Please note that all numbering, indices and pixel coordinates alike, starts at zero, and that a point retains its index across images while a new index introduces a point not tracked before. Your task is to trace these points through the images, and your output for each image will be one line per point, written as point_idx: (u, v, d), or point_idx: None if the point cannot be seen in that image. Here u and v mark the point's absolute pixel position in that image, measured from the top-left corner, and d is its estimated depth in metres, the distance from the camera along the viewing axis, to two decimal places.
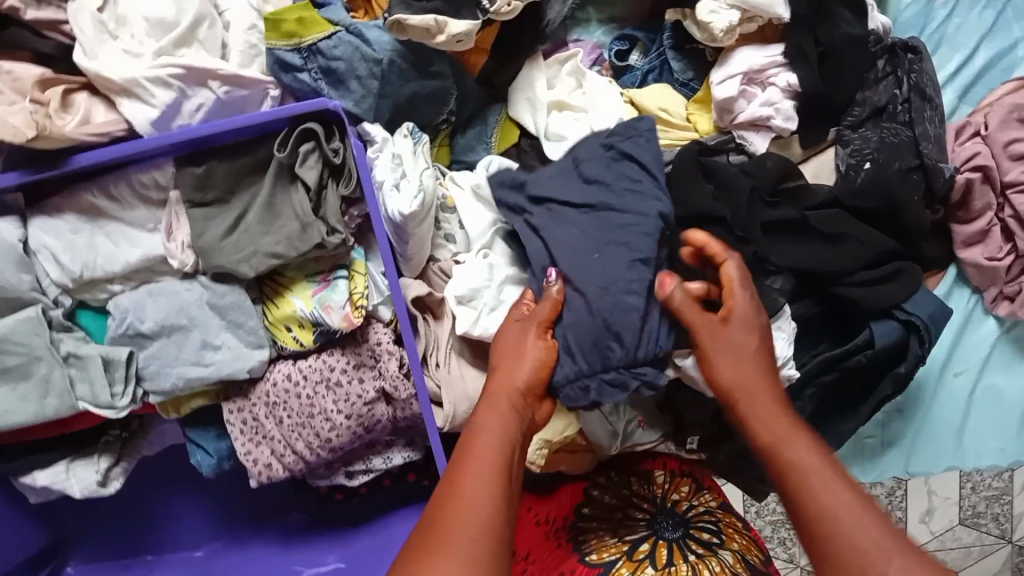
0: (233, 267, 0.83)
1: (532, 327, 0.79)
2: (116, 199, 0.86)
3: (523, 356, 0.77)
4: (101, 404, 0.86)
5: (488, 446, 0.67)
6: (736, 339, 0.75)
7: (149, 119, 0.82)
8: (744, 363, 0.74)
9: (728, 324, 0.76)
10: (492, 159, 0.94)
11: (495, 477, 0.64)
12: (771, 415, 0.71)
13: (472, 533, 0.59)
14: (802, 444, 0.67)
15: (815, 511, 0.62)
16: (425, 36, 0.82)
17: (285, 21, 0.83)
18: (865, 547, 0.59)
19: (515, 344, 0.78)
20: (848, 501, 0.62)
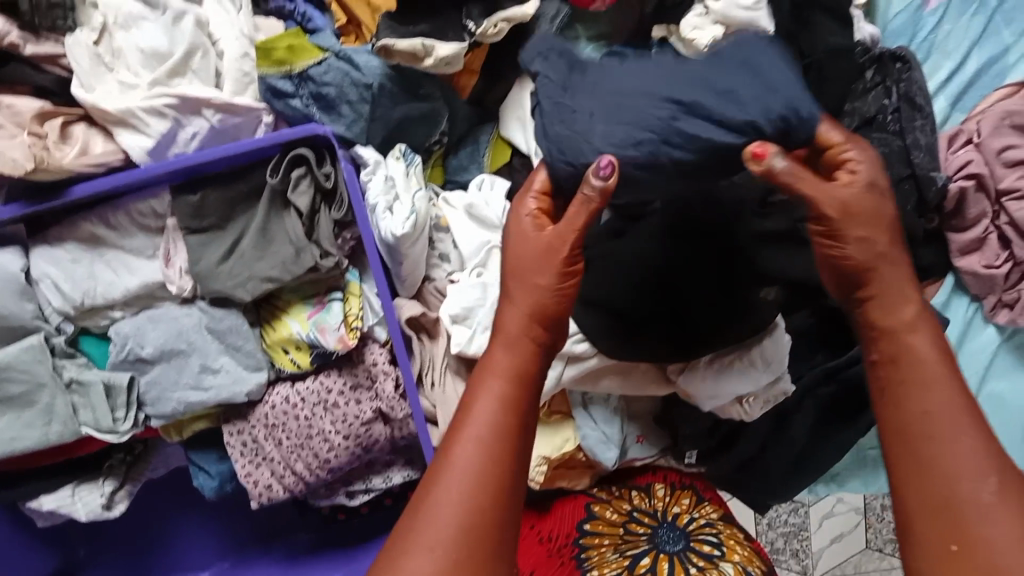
0: (229, 291, 0.85)
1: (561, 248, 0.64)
2: (115, 228, 0.87)
3: (540, 273, 0.64)
4: (104, 428, 0.88)
5: (481, 415, 0.61)
6: (858, 230, 0.61)
7: (145, 148, 0.84)
8: (871, 235, 0.61)
9: (854, 201, 0.61)
10: (485, 179, 0.95)
11: (497, 439, 0.60)
12: (893, 301, 0.62)
13: (456, 501, 0.59)
14: (924, 339, 0.61)
15: (926, 418, 0.58)
16: (413, 61, 0.83)
17: (276, 49, 0.87)
18: (961, 464, 0.57)
19: (531, 262, 0.65)
20: (956, 418, 0.58)
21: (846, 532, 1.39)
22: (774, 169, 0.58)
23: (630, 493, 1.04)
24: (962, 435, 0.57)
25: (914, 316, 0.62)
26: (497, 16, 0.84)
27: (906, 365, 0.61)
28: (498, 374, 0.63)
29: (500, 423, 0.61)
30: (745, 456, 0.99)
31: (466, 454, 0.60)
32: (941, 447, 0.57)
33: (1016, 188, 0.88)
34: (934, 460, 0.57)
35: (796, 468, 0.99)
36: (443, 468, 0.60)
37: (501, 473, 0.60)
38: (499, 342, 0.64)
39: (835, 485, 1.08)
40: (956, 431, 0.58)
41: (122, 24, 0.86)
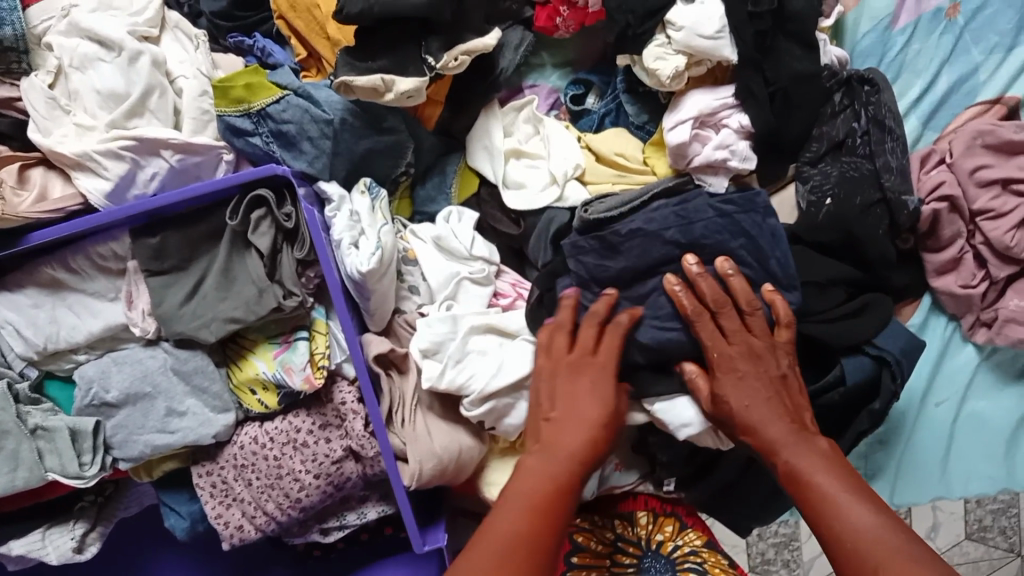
0: (192, 333, 0.84)
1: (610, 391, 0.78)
2: (76, 272, 0.86)
3: (585, 408, 0.76)
4: (70, 474, 0.86)
5: (524, 484, 0.71)
6: (744, 420, 0.76)
7: (103, 192, 0.82)
8: (739, 401, 0.76)
9: (724, 392, 0.77)
10: (453, 210, 0.94)
11: (534, 516, 0.68)
12: (790, 450, 0.73)
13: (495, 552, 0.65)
14: (803, 450, 0.73)
15: (822, 517, 0.68)
16: (375, 95, 0.81)
17: (234, 87, 0.84)
18: (882, 544, 0.63)
19: (579, 395, 0.77)
20: (855, 507, 0.66)
21: None
22: (692, 379, 0.81)
23: (610, 522, 1.02)
24: (862, 517, 0.65)
25: (802, 445, 0.73)
26: (457, 49, 0.83)
27: (815, 485, 0.69)
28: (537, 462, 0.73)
29: (544, 492, 0.70)
30: (724, 482, 0.97)
31: (512, 505, 0.69)
32: (843, 533, 0.65)
33: (990, 208, 0.87)
34: (859, 546, 0.64)
35: (778, 492, 0.97)
36: (488, 522, 0.68)
37: (535, 542, 0.66)
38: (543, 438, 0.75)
39: None
40: (853, 508, 0.66)
41: (78, 66, 0.85)
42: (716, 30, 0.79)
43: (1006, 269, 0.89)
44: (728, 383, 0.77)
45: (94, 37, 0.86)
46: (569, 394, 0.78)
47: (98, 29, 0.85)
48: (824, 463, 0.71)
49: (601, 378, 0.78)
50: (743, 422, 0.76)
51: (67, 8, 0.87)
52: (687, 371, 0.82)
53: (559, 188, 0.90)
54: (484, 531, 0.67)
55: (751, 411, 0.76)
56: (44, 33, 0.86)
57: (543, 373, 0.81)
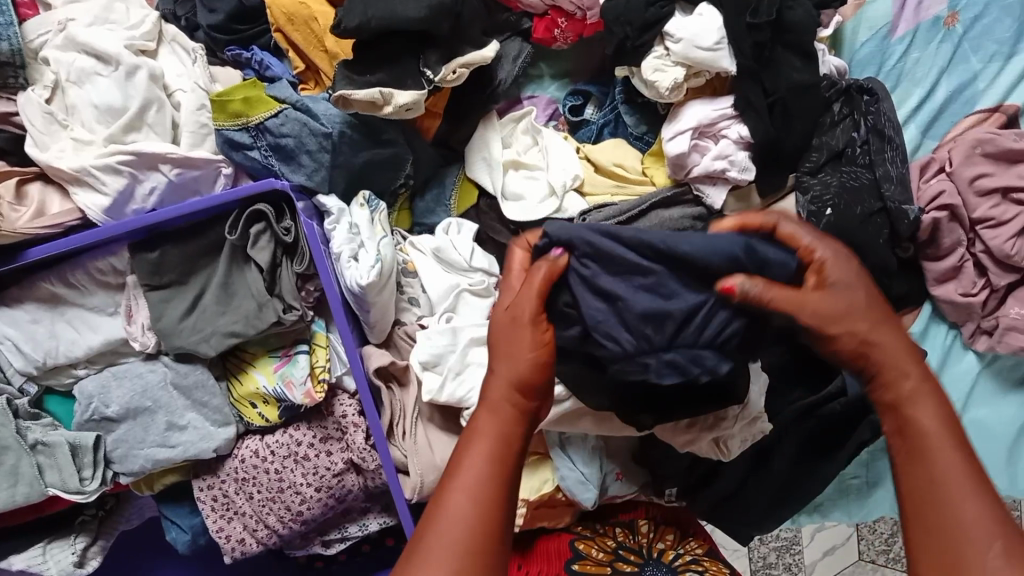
0: (192, 347, 0.84)
1: (529, 295, 0.64)
2: (75, 287, 0.86)
3: (515, 325, 0.63)
4: (71, 489, 0.86)
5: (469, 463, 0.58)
6: (838, 326, 0.62)
7: (102, 207, 0.82)
8: (853, 305, 0.62)
9: (831, 298, 0.62)
10: (452, 223, 0.94)
11: (491, 489, 0.57)
12: (894, 375, 0.61)
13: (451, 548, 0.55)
14: (922, 405, 0.60)
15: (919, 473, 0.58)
16: (373, 109, 0.81)
17: (232, 101, 0.84)
18: (964, 514, 0.55)
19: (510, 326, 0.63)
20: (954, 459, 0.57)
21: (838, 545, 1.36)
22: (748, 295, 0.60)
23: (612, 531, 1.00)
24: (949, 464, 0.57)
25: (914, 382, 0.61)
26: (455, 62, 0.83)
27: (905, 414, 0.60)
28: (486, 424, 0.60)
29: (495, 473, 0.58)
30: (725, 492, 0.97)
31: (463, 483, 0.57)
32: (947, 495, 0.56)
33: (990, 217, 0.87)
34: (944, 488, 0.56)
35: (780, 501, 0.97)
36: (439, 508, 0.56)
37: (497, 517, 0.57)
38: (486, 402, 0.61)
39: (819, 515, 1.06)
40: (958, 469, 0.57)
41: (76, 79, 0.85)
42: (714, 41, 0.79)
43: (1007, 277, 0.88)
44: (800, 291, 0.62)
45: (91, 52, 0.86)
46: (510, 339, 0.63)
47: (95, 44, 0.85)
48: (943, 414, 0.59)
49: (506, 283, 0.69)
50: (844, 322, 0.61)
51: (64, 23, 0.87)
52: (743, 291, 0.60)
53: (558, 200, 0.89)
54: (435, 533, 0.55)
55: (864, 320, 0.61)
56: (41, 47, 0.86)
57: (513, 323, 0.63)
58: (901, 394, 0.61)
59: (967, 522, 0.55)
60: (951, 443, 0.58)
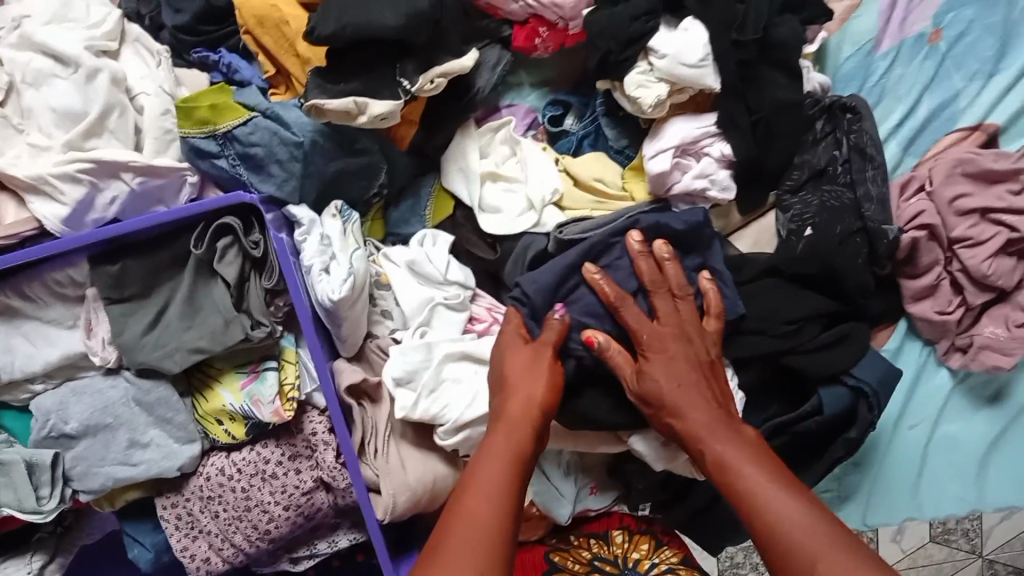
0: (155, 364, 0.80)
1: (547, 351, 0.76)
2: (31, 298, 0.82)
3: (534, 376, 0.75)
4: (26, 509, 0.83)
5: (491, 468, 0.67)
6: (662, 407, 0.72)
7: (59, 216, 0.78)
8: (663, 381, 0.72)
9: (651, 338, 0.75)
10: (427, 235, 0.92)
11: (505, 492, 0.65)
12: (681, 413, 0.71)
13: (477, 539, 0.60)
14: (723, 442, 0.68)
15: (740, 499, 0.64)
16: (347, 119, 0.78)
17: (199, 108, 0.81)
18: (805, 547, 0.58)
19: (522, 366, 0.76)
20: (785, 504, 0.61)
21: None
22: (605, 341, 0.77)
23: (585, 542, 0.97)
24: (769, 492, 0.62)
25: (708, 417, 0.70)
26: (432, 72, 0.80)
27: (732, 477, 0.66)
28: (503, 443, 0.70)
29: (511, 473, 0.67)
30: (697, 507, 0.95)
31: (487, 483, 0.65)
32: (785, 542, 0.59)
33: (968, 237, 0.87)
34: (760, 506, 0.62)
35: None
36: (461, 507, 0.63)
37: (510, 515, 0.64)
38: (505, 421, 0.72)
39: None
40: (776, 496, 0.62)
41: (31, 81, 0.81)
42: (699, 58, 0.77)
43: (983, 297, 0.88)
44: (667, 304, 0.78)
45: (49, 53, 0.82)
46: (525, 374, 0.75)
47: (53, 44, 0.81)
48: (765, 476, 0.64)
49: (512, 346, 0.78)
50: (660, 402, 0.73)
51: (18, 21, 0.83)
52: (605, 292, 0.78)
53: (536, 214, 0.87)
54: (458, 518, 0.62)
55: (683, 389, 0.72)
56: None
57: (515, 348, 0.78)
58: (706, 436, 0.69)
59: (790, 527, 0.59)
60: (756, 473, 0.64)
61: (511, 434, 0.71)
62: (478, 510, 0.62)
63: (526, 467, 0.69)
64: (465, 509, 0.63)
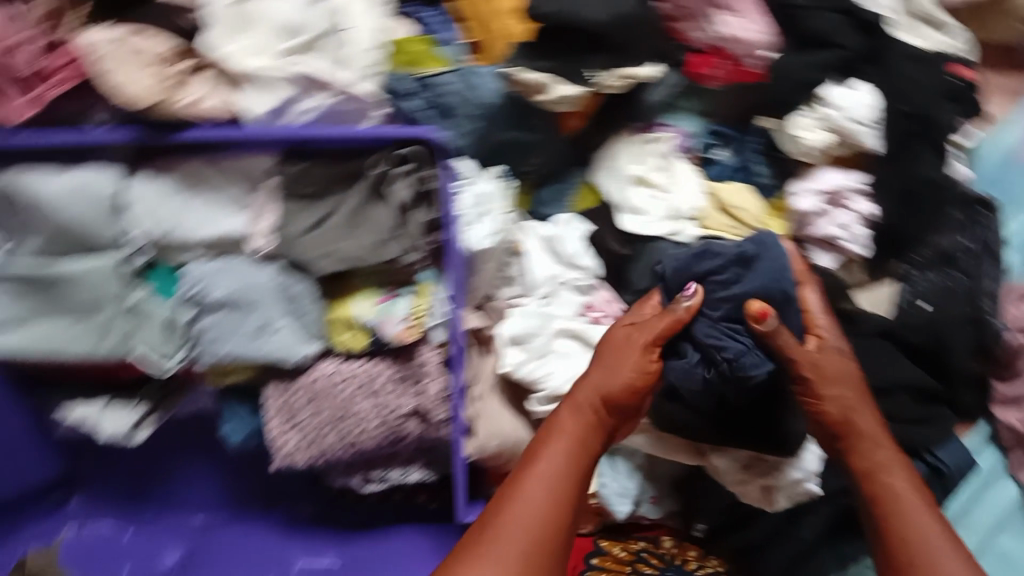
0: (309, 261, 0.88)
1: (640, 341, 0.84)
2: (215, 174, 0.90)
3: (618, 364, 0.84)
4: (151, 360, 0.91)
5: (551, 457, 0.78)
6: (830, 390, 0.80)
7: (262, 111, 0.86)
8: (837, 365, 0.82)
9: (828, 325, 0.84)
10: (571, 217, 0.98)
11: (562, 481, 0.76)
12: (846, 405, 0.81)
13: (529, 520, 0.73)
14: (881, 447, 0.79)
15: (882, 498, 0.76)
16: (528, 93, 0.87)
17: (405, 52, 0.92)
18: (939, 549, 0.71)
19: (611, 357, 0.85)
20: (921, 511, 0.74)
21: None
22: (772, 326, 0.78)
23: (638, 543, 0.99)
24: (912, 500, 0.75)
25: (869, 420, 0.80)
26: (616, 72, 0.86)
27: (879, 480, 0.77)
28: (575, 425, 0.81)
29: (569, 465, 0.78)
30: (750, 542, 0.97)
31: (546, 470, 0.77)
32: (920, 542, 0.72)
33: None
34: (898, 510, 0.74)
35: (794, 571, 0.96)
36: (520, 488, 0.75)
37: (564, 503, 0.75)
38: (574, 409, 0.83)
39: None
40: (916, 506, 0.74)
41: None
42: (865, 117, 0.87)
43: None
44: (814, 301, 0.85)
45: None
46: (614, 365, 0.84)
47: None
48: (913, 489, 0.76)
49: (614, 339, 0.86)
50: (834, 384, 0.80)
51: None
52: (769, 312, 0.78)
53: (677, 224, 0.92)
54: (517, 497, 0.75)
55: (855, 392, 0.82)
56: None
57: (619, 342, 0.85)
58: (870, 442, 0.79)
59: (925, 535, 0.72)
60: (903, 480, 0.77)
61: (578, 424, 0.81)
62: (534, 495, 0.74)
63: (587, 456, 0.80)
64: (524, 488, 0.75)
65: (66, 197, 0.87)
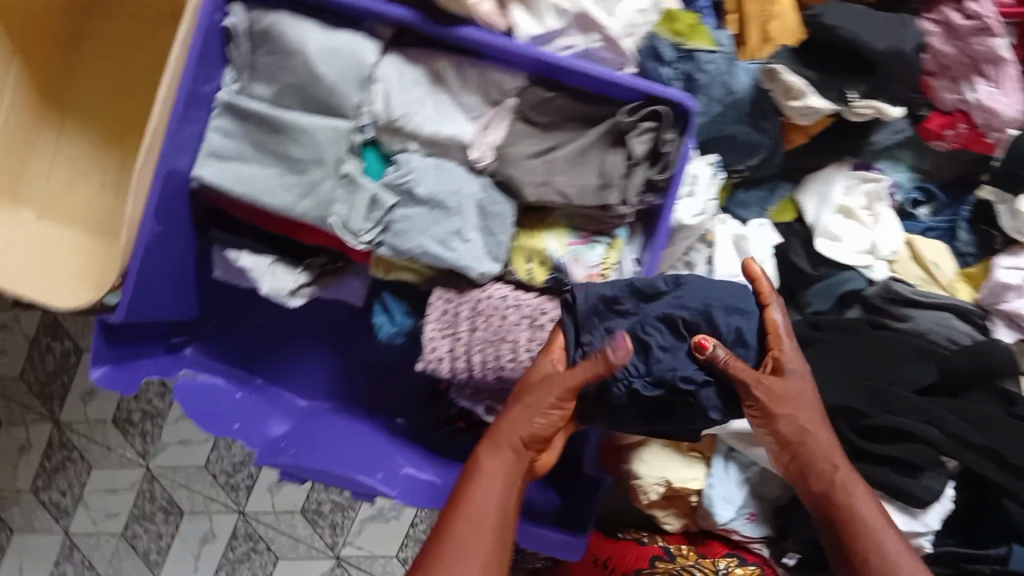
0: (522, 183, 0.91)
1: (559, 387, 0.82)
2: (461, 78, 0.93)
3: (534, 407, 0.83)
4: (347, 228, 0.94)
5: (485, 496, 0.79)
6: (786, 409, 0.84)
7: (530, 33, 0.90)
8: (794, 387, 0.84)
9: (790, 357, 0.85)
10: (763, 223, 1.02)
11: (491, 527, 0.78)
12: (801, 424, 0.85)
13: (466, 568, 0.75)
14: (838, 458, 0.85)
15: (842, 508, 0.82)
16: (784, 95, 0.91)
17: (680, 21, 0.94)
18: (896, 555, 0.78)
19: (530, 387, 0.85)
20: (875, 519, 0.81)
21: None
22: (716, 356, 0.81)
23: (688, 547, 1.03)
24: (867, 507, 0.82)
25: (824, 438, 0.85)
26: (873, 102, 0.91)
27: (841, 498, 0.83)
28: (501, 463, 0.82)
29: (496, 509, 0.79)
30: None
31: (475, 514, 0.78)
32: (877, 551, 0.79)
33: None
34: (856, 519, 0.81)
35: None
36: (456, 533, 0.77)
37: (497, 544, 0.78)
38: (497, 441, 0.83)
39: None
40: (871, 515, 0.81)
41: None
42: None
43: None
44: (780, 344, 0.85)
45: None
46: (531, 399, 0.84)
47: None
48: (875, 505, 0.82)
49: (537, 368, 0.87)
50: (785, 405, 0.84)
51: None
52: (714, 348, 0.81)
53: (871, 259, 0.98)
54: (452, 544, 0.76)
55: (810, 409, 0.86)
56: None
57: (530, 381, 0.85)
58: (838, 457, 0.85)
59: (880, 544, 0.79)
60: (859, 496, 0.82)
61: (502, 460, 0.82)
62: (467, 541, 0.76)
63: (515, 493, 0.82)
64: (455, 535, 0.77)
65: (320, 55, 0.91)
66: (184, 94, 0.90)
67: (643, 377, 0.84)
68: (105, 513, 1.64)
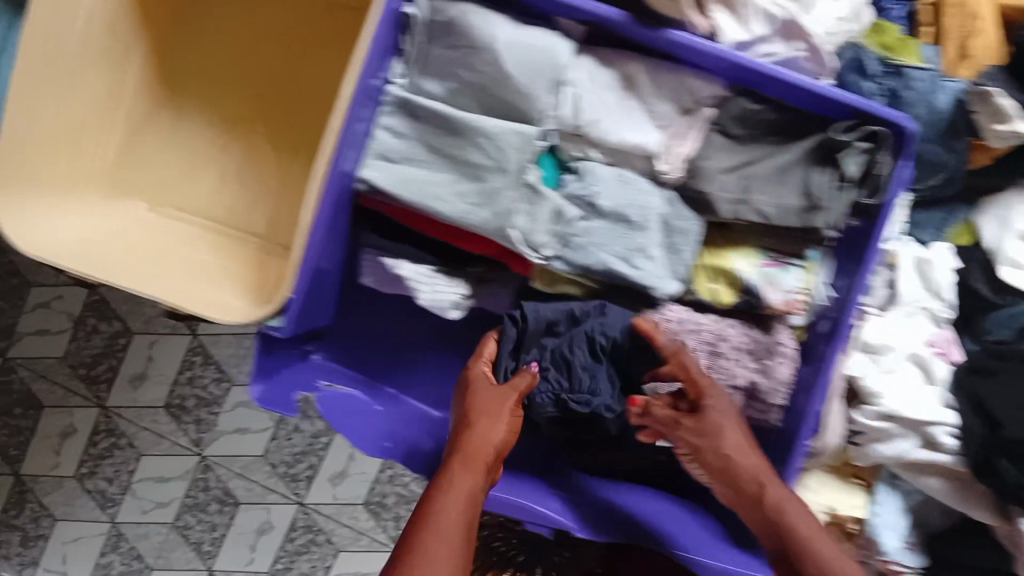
0: (715, 199, 0.86)
1: (510, 397, 0.87)
2: (653, 84, 0.87)
3: (497, 417, 0.85)
4: (528, 242, 0.87)
5: (446, 504, 0.75)
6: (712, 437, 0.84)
7: (737, 40, 0.84)
8: (718, 415, 0.84)
9: (715, 397, 0.86)
10: (942, 248, 1.00)
11: (462, 536, 0.73)
12: (737, 460, 0.83)
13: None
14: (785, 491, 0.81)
15: (789, 530, 0.78)
16: (992, 119, 0.87)
17: (888, 35, 0.92)
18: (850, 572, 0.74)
19: (485, 408, 0.86)
20: (822, 537, 0.78)
21: None
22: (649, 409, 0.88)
23: None
24: (810, 527, 0.78)
25: (756, 466, 0.83)
26: None
27: (780, 513, 0.79)
28: (465, 480, 0.78)
29: (466, 518, 0.74)
30: None
31: (447, 526, 0.73)
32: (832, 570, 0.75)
33: None
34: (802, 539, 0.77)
35: None
36: (427, 542, 0.71)
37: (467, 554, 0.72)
38: (461, 459, 0.80)
39: None
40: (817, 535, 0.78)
41: None
42: None
43: None
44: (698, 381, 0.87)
45: None
46: (489, 415, 0.85)
47: None
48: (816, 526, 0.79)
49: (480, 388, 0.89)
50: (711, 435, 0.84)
51: None
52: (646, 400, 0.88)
53: None
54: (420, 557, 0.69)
55: (744, 443, 0.84)
56: None
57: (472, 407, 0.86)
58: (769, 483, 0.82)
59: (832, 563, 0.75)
60: (805, 519, 0.79)
61: (465, 474, 0.78)
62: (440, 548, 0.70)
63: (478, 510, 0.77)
64: (420, 544, 0.71)
65: (510, 51, 0.83)
66: (362, 86, 0.81)
67: (564, 391, 0.92)
68: (155, 501, 1.43)
